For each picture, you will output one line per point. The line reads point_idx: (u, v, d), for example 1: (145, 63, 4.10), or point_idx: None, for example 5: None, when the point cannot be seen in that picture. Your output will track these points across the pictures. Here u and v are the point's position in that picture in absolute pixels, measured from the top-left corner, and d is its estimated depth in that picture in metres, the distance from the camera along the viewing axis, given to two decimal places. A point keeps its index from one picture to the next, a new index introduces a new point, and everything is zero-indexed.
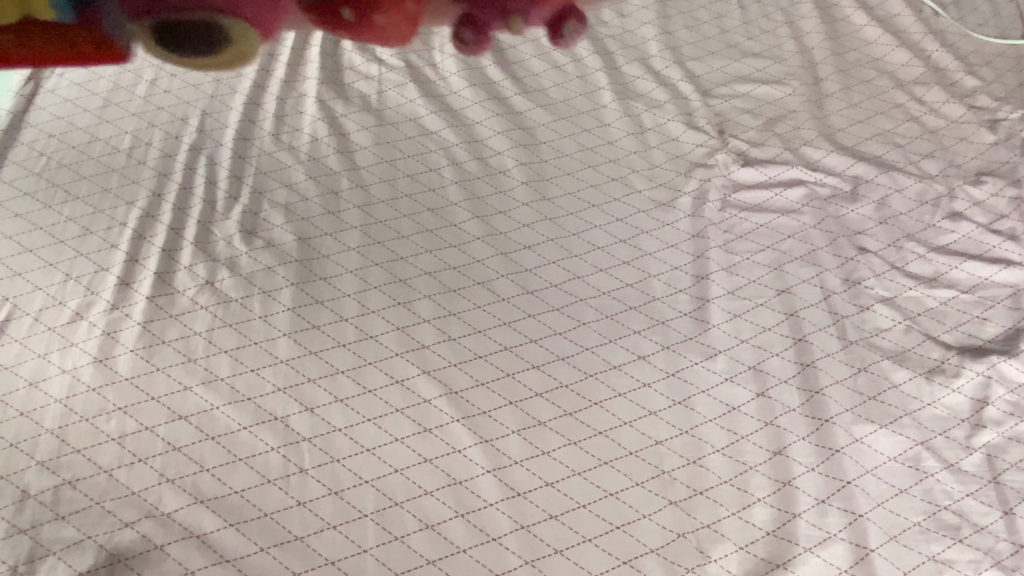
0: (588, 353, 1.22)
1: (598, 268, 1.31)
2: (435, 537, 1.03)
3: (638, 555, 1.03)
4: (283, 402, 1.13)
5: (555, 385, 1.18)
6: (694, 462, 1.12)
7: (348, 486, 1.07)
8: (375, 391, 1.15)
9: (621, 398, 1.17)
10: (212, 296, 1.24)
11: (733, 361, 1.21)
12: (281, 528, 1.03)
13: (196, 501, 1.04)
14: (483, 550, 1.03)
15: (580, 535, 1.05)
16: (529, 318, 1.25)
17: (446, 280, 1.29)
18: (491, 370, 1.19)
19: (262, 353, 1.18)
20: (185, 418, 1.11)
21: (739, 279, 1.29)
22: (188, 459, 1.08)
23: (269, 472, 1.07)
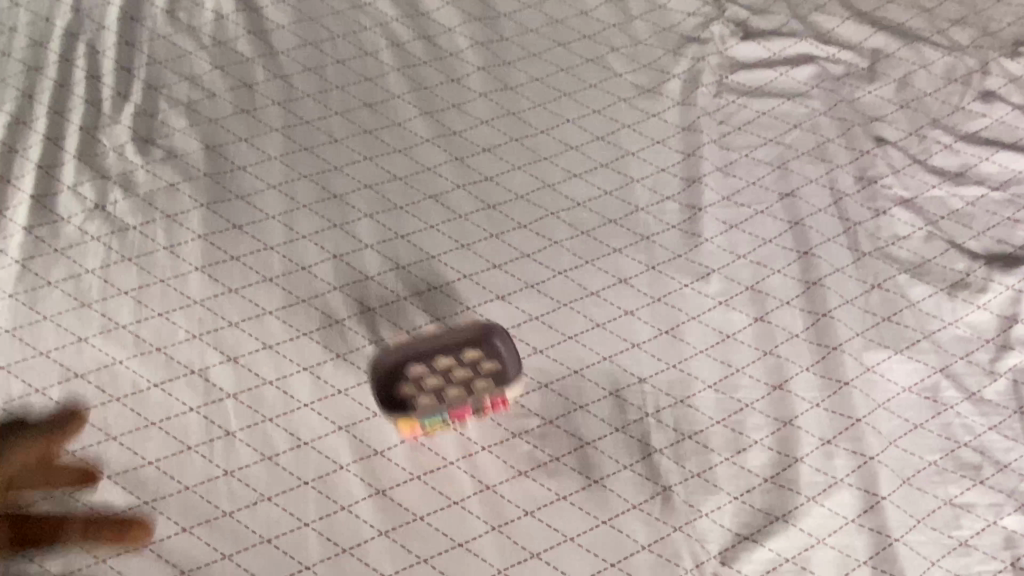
0: (560, 278, 1.04)
1: (570, 173, 1.11)
2: (388, 505, 0.89)
3: (620, 514, 0.90)
4: (199, 352, 0.95)
5: (522, 318, 1.01)
6: (682, 401, 0.97)
7: (285, 448, 0.91)
8: (311, 333, 0.98)
9: (599, 330, 1.01)
10: (105, 223, 1.01)
11: (729, 281, 1.03)
12: (206, 503, 0.88)
13: (103, 476, 0.88)
14: (445, 518, 0.89)
15: (554, 493, 0.92)
16: (491, 238, 1.06)
17: (389, 194, 1.08)
18: (447, 303, 1.01)
19: (171, 294, 0.98)
20: (81, 376, 0.92)
21: (736, 182, 1.10)
22: (90, 426, 0.90)
23: (189, 437, 0.91)
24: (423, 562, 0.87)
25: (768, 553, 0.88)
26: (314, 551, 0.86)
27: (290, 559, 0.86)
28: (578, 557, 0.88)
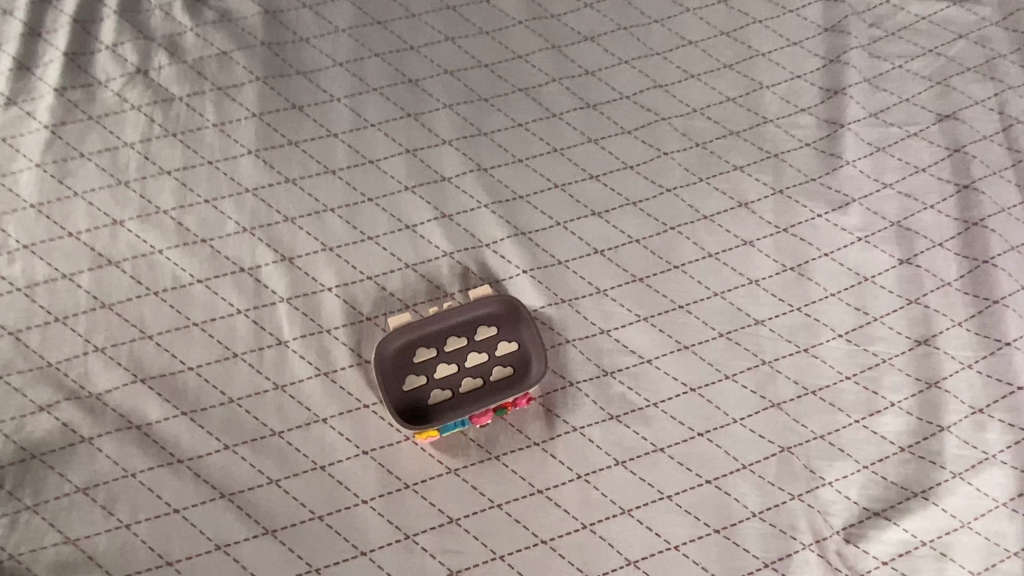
0: (669, 197, 0.88)
1: (687, 73, 0.93)
2: (459, 440, 0.77)
3: (727, 474, 0.77)
4: (250, 248, 0.82)
5: (621, 240, 0.86)
6: (806, 351, 0.82)
7: (343, 365, 0.79)
8: (377, 239, 0.84)
9: (711, 261, 0.86)
10: (148, 91, 0.87)
11: (871, 213, 0.87)
12: (252, 420, 0.76)
13: (136, 380, 0.76)
14: (523, 460, 0.76)
15: (650, 444, 0.78)
16: (589, 144, 0.89)
17: (471, 82, 0.91)
18: (535, 216, 0.86)
19: (219, 178, 0.84)
20: (115, 264, 0.80)
21: (886, 97, 0.92)
22: (124, 322, 0.78)
23: (235, 343, 0.78)
24: (496, 508, 0.74)
25: (902, 534, 0.74)
26: (372, 484, 0.74)
27: (345, 491, 0.74)
28: (676, 519, 0.75)
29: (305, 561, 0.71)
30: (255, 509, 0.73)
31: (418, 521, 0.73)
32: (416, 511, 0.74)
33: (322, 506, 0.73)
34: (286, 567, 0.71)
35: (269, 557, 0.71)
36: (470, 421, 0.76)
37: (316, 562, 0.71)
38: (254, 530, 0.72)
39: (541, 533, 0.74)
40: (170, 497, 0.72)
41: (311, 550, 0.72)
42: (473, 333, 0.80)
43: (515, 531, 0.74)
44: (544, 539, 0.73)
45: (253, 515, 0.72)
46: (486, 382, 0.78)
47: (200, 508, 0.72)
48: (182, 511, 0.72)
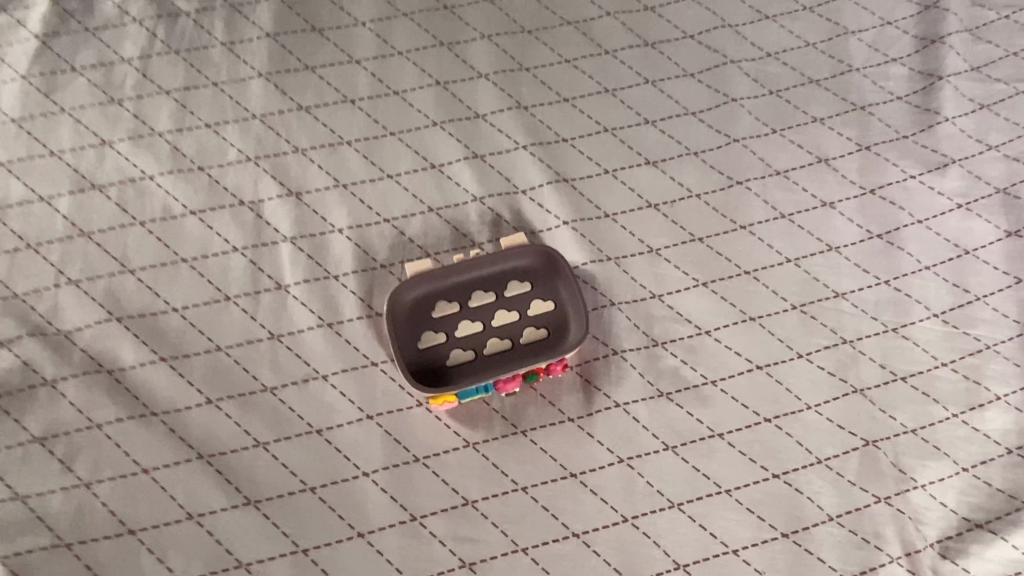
0: (736, 148, 0.76)
1: (760, 13, 0.82)
2: (480, 410, 0.65)
3: (799, 468, 0.64)
4: (253, 180, 0.72)
5: (679, 194, 0.74)
6: (894, 330, 0.69)
7: (351, 317, 0.68)
8: (398, 178, 0.73)
9: (784, 222, 0.73)
10: (153, 4, 0.78)
11: (973, 177, 0.75)
12: (242, 373, 0.65)
13: (111, 319, 0.66)
14: (555, 438, 0.65)
15: (706, 428, 0.66)
16: (646, 85, 0.78)
17: (514, 13, 0.80)
18: (580, 163, 0.75)
19: (224, 102, 0.74)
20: (99, 189, 0.70)
21: (991, 48, 0.80)
22: (103, 253, 0.68)
23: (228, 284, 0.68)
24: (520, 492, 0.62)
25: (1013, 552, 0.61)
26: (376, 454, 0.63)
27: (344, 461, 0.63)
28: (735, 517, 0.62)
29: (291, 539, 0.60)
30: (237, 475, 0.62)
31: (427, 500, 0.62)
32: (426, 489, 0.62)
33: (315, 476, 0.62)
34: (268, 546, 0.60)
35: (250, 532, 0.60)
36: (494, 387, 0.64)
37: (304, 541, 0.60)
38: (234, 500, 0.61)
39: (573, 524, 0.62)
40: (139, 454, 0.61)
41: (298, 527, 0.60)
42: (502, 287, 0.68)
43: (542, 520, 0.62)
44: (576, 532, 0.61)
45: (234, 481, 0.61)
46: (514, 344, 0.67)
47: (173, 470, 0.61)
48: (152, 472, 0.61)
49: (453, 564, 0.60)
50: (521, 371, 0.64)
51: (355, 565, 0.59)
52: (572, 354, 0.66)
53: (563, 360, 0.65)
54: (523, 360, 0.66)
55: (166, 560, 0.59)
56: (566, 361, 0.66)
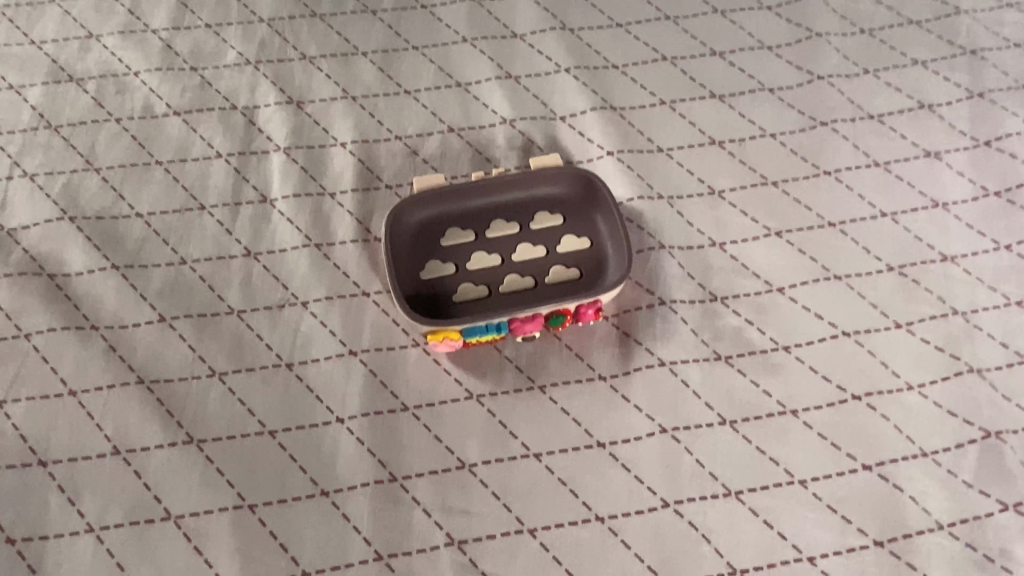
0: (819, 87, 0.64)
1: None
2: (489, 357, 0.52)
3: (896, 460, 0.49)
4: (251, 85, 0.62)
5: (749, 133, 0.62)
6: (1021, 304, 0.55)
7: (344, 239, 0.56)
8: (416, 94, 0.63)
9: (877, 171, 0.60)
10: None
11: None
12: (206, 291, 0.54)
13: (65, 218, 0.55)
14: (581, 398, 0.51)
15: (775, 402, 0.51)
16: (713, 16, 0.67)
17: None
18: (632, 91, 0.63)
19: (230, 3, 0.66)
20: (77, 83, 0.61)
21: None
22: (68, 148, 0.58)
23: (206, 193, 0.57)
24: (532, 459, 0.49)
25: None
26: (355, 398, 0.50)
27: (314, 404, 0.50)
28: (812, 516, 0.47)
29: (236, 491, 0.47)
30: (181, 408, 0.50)
31: (412, 459, 0.49)
32: (412, 445, 0.49)
33: (277, 418, 0.50)
34: (206, 497, 0.47)
35: (186, 477, 0.47)
36: (508, 328, 0.51)
37: (252, 495, 0.47)
38: (172, 437, 0.49)
39: (596, 505, 0.48)
40: (68, 373, 0.50)
41: (247, 477, 0.48)
42: (529, 217, 0.56)
43: (557, 497, 0.48)
44: (600, 516, 0.47)
45: (176, 415, 0.49)
46: (538, 283, 0.54)
47: (105, 395, 0.50)
48: (80, 395, 0.49)
49: (438, 541, 0.46)
50: (544, 311, 0.51)
51: (311, 531, 0.46)
52: (609, 299, 0.53)
53: (597, 304, 0.52)
54: (546, 300, 0.53)
55: (78, 503, 0.47)
56: (600, 306, 0.53)
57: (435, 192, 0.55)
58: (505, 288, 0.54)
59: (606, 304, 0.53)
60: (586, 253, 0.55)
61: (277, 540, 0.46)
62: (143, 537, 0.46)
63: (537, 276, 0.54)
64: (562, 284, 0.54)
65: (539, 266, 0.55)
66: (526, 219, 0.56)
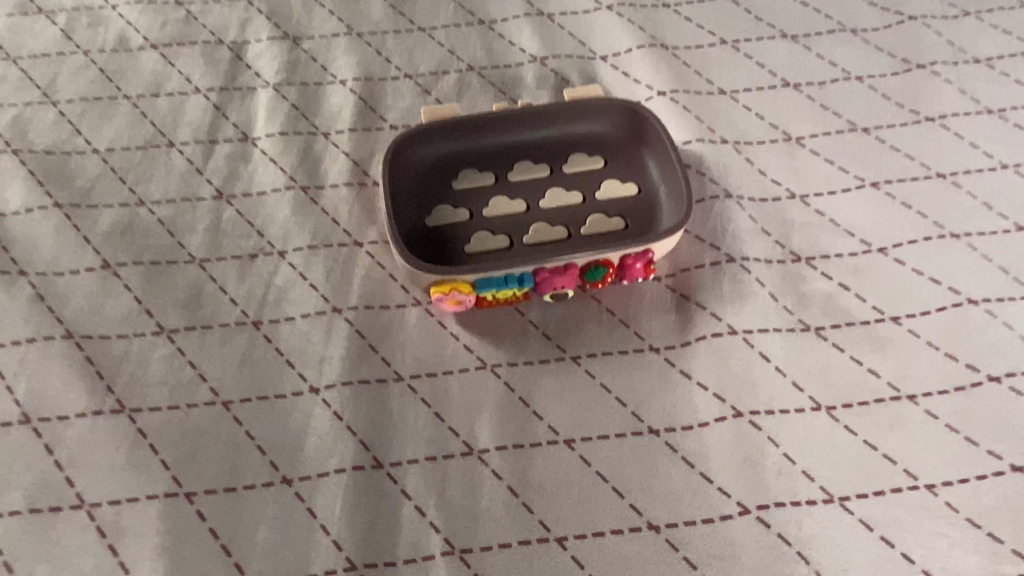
0: (911, 29, 0.54)
1: None
2: (509, 321, 0.41)
3: None
4: (242, 20, 0.54)
5: (831, 76, 0.51)
6: None
7: (336, 182, 0.46)
8: (432, 31, 0.53)
9: (992, 118, 0.49)
10: None
11: None
12: (163, 235, 0.44)
13: (8, 153, 0.47)
14: (626, 373, 0.39)
15: (885, 384, 0.39)
16: None
17: None
18: (686, 30, 0.53)
19: None
20: (46, 15, 0.53)
21: None
22: (25, 80, 0.50)
23: (178, 130, 0.48)
24: (562, 447, 0.37)
25: None
26: (335, 364, 0.39)
27: (283, 369, 0.39)
28: (948, 532, 0.35)
29: (171, 474, 0.36)
30: (114, 370, 0.39)
31: (405, 442, 0.37)
32: (405, 424, 0.37)
33: (233, 385, 0.38)
34: (131, 480, 0.36)
35: (109, 454, 0.36)
36: (534, 282, 0.40)
37: (190, 480, 0.36)
38: (98, 404, 0.38)
39: (649, 510, 0.35)
40: None
41: (187, 458, 0.36)
42: (563, 158, 0.46)
43: (594, 497, 0.35)
44: (654, 524, 0.35)
45: (106, 378, 0.39)
46: (572, 233, 0.43)
47: (23, 351, 0.39)
48: None
49: (433, 550, 0.34)
50: (579, 263, 0.40)
51: (264, 529, 0.34)
52: (663, 253, 0.42)
53: (649, 257, 0.41)
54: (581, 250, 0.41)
55: None
56: (652, 260, 0.41)
57: (450, 122, 0.45)
58: (529, 239, 0.43)
59: (659, 260, 0.42)
60: (632, 201, 0.44)
61: (218, 540, 0.34)
62: (44, 529, 0.35)
63: (570, 225, 0.43)
64: (601, 235, 0.43)
65: (573, 214, 0.44)
66: (557, 160, 0.46)
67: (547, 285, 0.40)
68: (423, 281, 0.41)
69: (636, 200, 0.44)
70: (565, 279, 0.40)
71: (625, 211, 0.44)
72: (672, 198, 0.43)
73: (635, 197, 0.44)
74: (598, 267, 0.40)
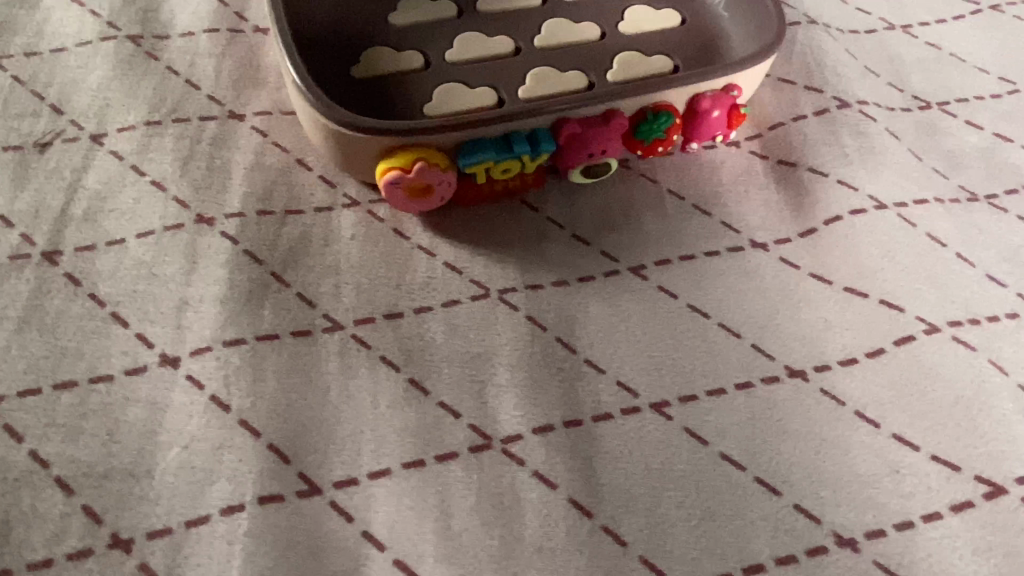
0: None
1: None
2: (515, 221, 0.24)
3: None
4: None
5: None
6: None
7: (190, 29, 0.28)
8: None
9: None
10: None
11: None
12: None
13: None
14: (726, 285, 0.23)
15: None
16: None
17: None
18: None
19: None
20: None
21: None
22: None
23: None
24: (651, 417, 0.20)
25: None
26: (208, 312, 0.21)
27: (105, 329, 0.20)
28: None
29: None
30: None
31: (361, 439, 0.19)
32: (357, 408, 0.20)
33: (3, 368, 0.20)
34: None
35: None
36: (556, 147, 0.23)
37: None
38: None
39: (828, 512, 0.19)
40: None
41: None
42: None
43: (730, 503, 0.19)
44: (845, 537, 0.19)
45: None
46: (594, 82, 0.27)
47: None
48: None
49: None
50: (625, 109, 0.24)
51: None
52: (748, 97, 0.26)
53: (734, 98, 0.25)
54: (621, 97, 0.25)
55: None
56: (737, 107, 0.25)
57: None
58: (529, 91, 0.26)
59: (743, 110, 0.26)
60: (677, 34, 0.28)
61: None
62: None
63: (588, 71, 0.27)
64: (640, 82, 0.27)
65: (590, 54, 0.27)
66: None
67: (578, 148, 0.23)
68: (362, 158, 0.23)
69: (683, 32, 0.28)
70: (609, 136, 0.24)
71: (668, 48, 0.28)
72: (740, 21, 0.28)
73: (680, 27, 0.28)
74: (658, 112, 0.24)
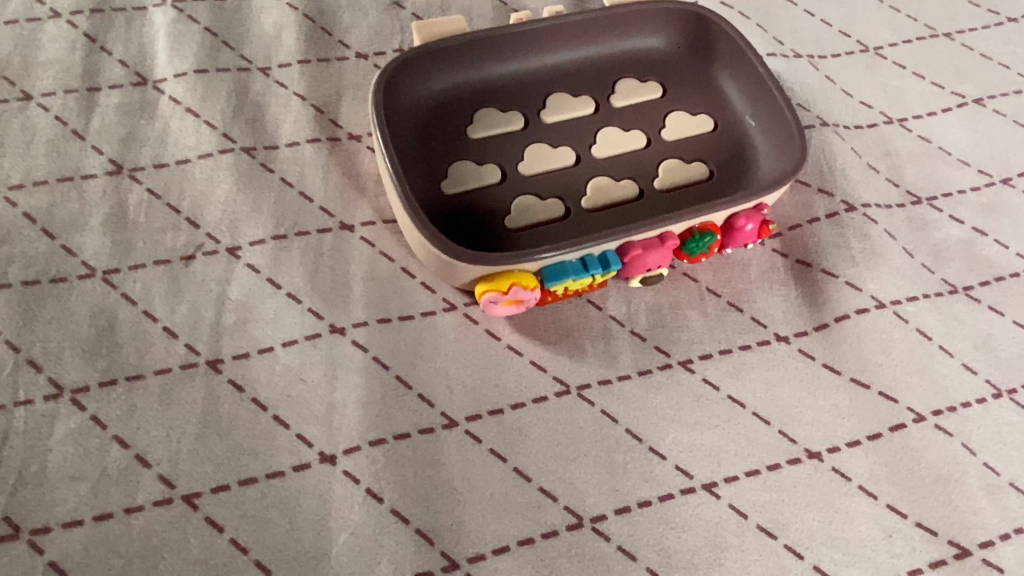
0: None
1: None
2: (585, 320, 0.29)
3: None
4: None
5: None
6: None
7: (294, 139, 0.32)
8: None
9: None
10: None
11: None
12: (39, 239, 0.28)
13: None
14: (757, 377, 0.29)
15: None
16: None
17: None
18: None
19: None
20: None
21: None
22: None
23: (34, 74, 0.32)
24: (704, 495, 0.26)
25: None
26: (351, 415, 0.26)
27: (271, 431, 0.25)
28: None
29: None
30: None
31: (484, 522, 0.25)
32: (478, 495, 0.25)
33: (196, 467, 0.25)
34: None
35: None
36: (621, 263, 0.28)
37: None
38: None
39: (838, 570, 0.25)
40: None
41: None
42: (608, 86, 0.34)
43: (765, 565, 0.25)
44: None
45: None
46: (645, 189, 0.31)
47: None
48: None
49: None
50: (676, 229, 0.29)
51: None
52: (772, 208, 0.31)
53: (764, 215, 0.30)
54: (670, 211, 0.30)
55: None
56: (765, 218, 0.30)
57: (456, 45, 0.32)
58: (590, 200, 0.31)
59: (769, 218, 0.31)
60: (712, 139, 0.33)
61: None
62: None
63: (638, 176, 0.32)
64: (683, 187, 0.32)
65: (639, 159, 0.32)
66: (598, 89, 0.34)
67: (639, 264, 0.28)
68: (462, 275, 0.28)
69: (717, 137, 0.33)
70: (664, 251, 0.29)
71: (705, 153, 0.33)
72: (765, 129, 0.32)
73: (714, 132, 0.33)
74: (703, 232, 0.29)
